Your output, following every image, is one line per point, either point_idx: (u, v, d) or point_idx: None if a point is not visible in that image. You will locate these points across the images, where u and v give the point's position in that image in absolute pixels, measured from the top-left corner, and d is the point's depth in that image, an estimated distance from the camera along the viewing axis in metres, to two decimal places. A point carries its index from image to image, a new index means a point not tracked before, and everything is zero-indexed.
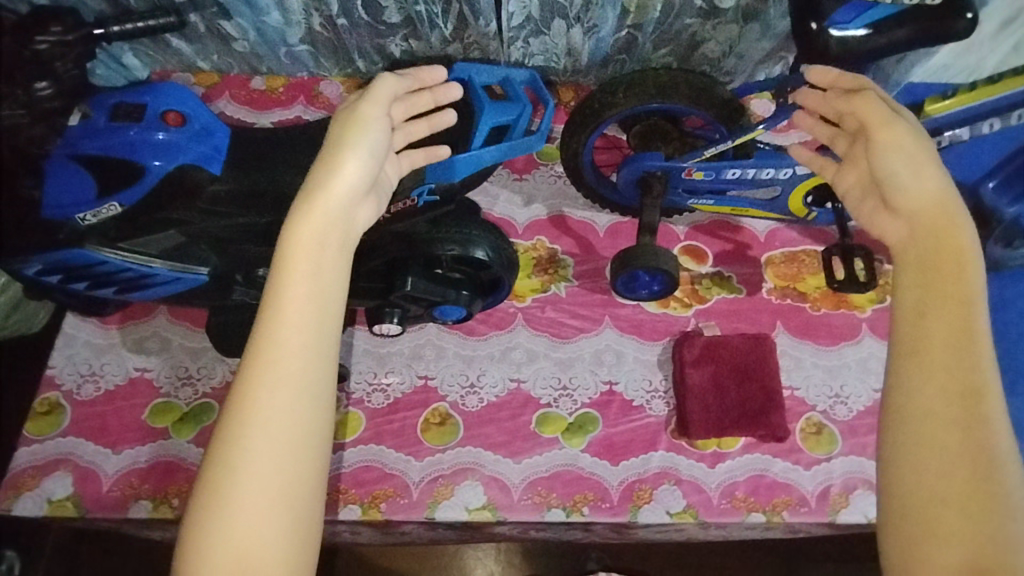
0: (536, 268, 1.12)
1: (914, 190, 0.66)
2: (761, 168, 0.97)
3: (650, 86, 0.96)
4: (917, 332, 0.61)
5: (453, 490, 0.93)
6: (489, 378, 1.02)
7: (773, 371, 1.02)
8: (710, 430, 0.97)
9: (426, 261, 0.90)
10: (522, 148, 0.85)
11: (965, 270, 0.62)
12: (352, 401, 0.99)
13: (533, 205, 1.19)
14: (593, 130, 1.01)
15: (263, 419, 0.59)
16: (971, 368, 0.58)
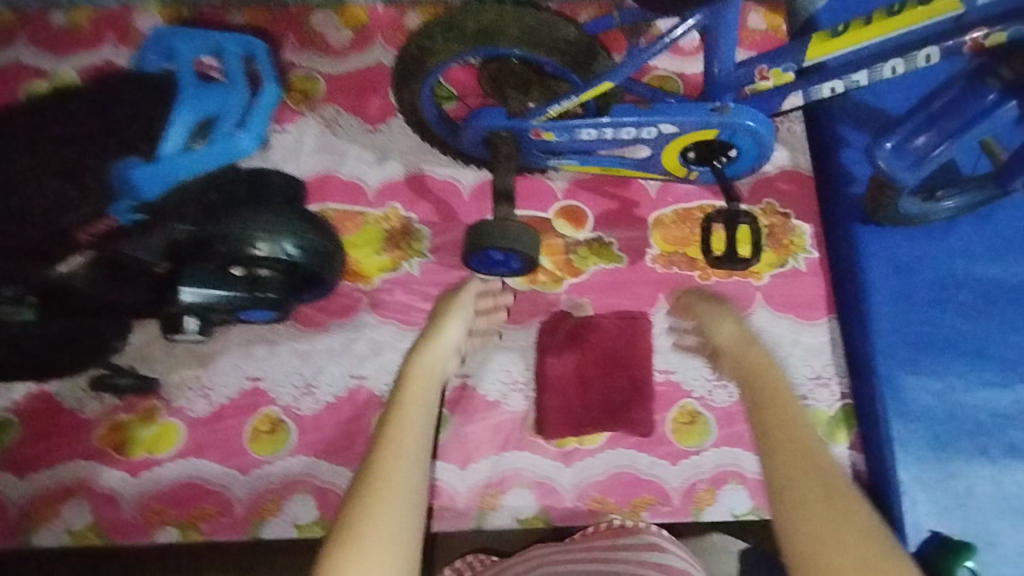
0: (386, 243, 0.97)
1: (723, 335, 0.81)
2: (619, 126, 0.78)
3: (472, 26, 0.76)
4: (763, 432, 0.66)
5: (282, 505, 0.86)
6: (327, 376, 0.91)
7: (645, 362, 0.94)
8: (567, 428, 0.91)
9: (224, 260, 0.76)
10: (228, 153, 0.84)
11: (785, 396, 0.69)
12: (171, 410, 0.88)
13: (387, 163, 1.00)
14: (422, 82, 0.82)
15: (388, 509, 0.64)
16: (813, 465, 0.62)
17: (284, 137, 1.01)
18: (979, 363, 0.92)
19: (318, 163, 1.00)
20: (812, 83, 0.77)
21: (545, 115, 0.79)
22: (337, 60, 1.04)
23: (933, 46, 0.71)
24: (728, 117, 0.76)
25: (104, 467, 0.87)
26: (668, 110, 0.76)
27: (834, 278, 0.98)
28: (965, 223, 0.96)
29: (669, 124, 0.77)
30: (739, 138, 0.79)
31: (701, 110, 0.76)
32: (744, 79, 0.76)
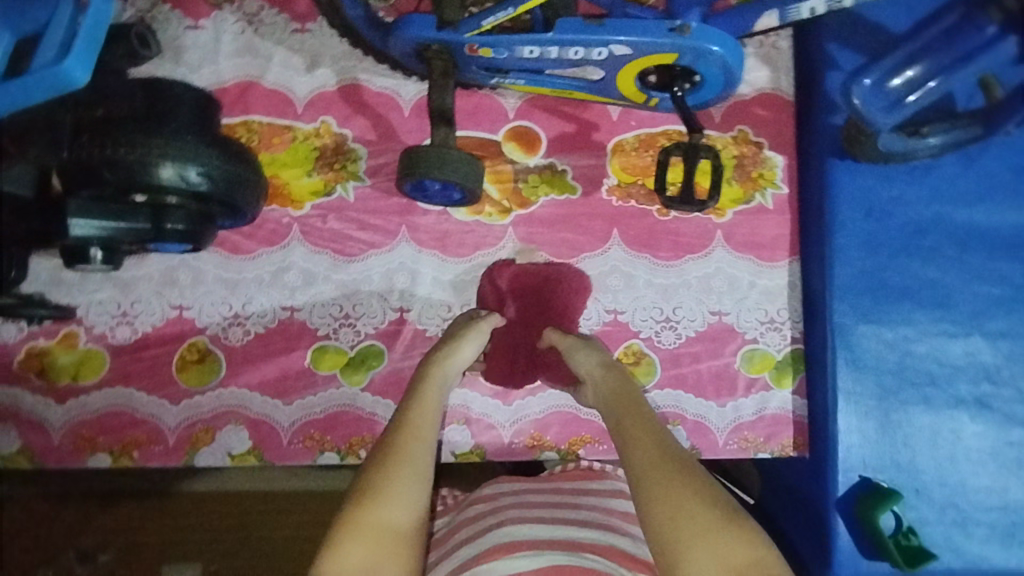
0: (318, 163, 0.89)
1: (581, 369, 0.82)
2: (563, 46, 0.70)
3: None
4: (634, 450, 0.69)
5: (214, 435, 0.85)
6: (256, 307, 0.87)
7: (575, 303, 0.89)
8: (507, 373, 0.89)
9: (119, 187, 0.68)
10: (53, 82, 0.62)
11: (652, 426, 0.72)
12: (92, 337, 0.85)
13: (318, 71, 0.90)
14: None
15: (412, 478, 0.66)
16: (687, 477, 0.64)
17: (199, 34, 0.89)
18: (938, 312, 0.88)
19: (240, 67, 0.89)
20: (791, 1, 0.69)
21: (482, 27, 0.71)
22: None
23: None
24: (687, 39, 0.67)
25: (29, 393, 0.85)
26: (618, 28, 0.68)
27: (799, 218, 0.93)
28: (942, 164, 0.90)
29: (620, 45, 0.69)
30: (703, 66, 0.70)
31: (657, 29, 0.68)
32: None
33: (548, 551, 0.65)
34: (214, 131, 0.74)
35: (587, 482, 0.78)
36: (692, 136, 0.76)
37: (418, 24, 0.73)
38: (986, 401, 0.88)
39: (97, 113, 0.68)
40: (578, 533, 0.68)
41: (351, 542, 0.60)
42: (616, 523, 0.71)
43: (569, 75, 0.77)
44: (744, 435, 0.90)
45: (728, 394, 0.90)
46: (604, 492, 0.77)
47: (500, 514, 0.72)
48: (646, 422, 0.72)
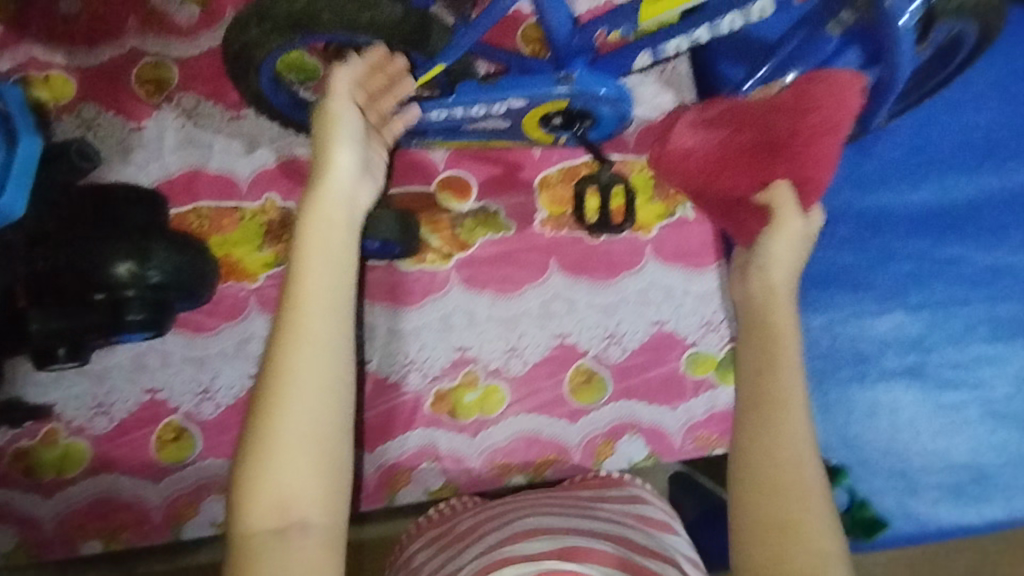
0: (267, 237, 0.95)
1: (774, 275, 0.70)
2: (468, 106, 0.78)
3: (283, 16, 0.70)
4: (771, 428, 0.64)
5: (198, 507, 0.90)
6: (224, 380, 0.92)
7: (818, 174, 0.72)
8: (677, 179, 0.81)
9: (84, 284, 0.75)
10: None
11: (772, 397, 0.65)
12: (72, 430, 0.89)
13: (257, 152, 0.97)
14: (257, 74, 0.80)
15: (288, 388, 0.61)
16: (788, 474, 0.62)
17: (142, 135, 0.96)
18: (860, 292, 0.94)
19: (185, 158, 0.96)
20: (661, 40, 0.74)
21: None
22: (188, 43, 0.98)
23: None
24: (574, 86, 0.75)
25: (18, 492, 0.89)
26: (513, 84, 0.75)
27: (720, 223, 0.99)
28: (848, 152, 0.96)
29: (518, 99, 0.77)
30: (595, 106, 0.78)
31: (546, 81, 0.75)
32: (588, 43, 0.73)
33: (560, 537, 0.68)
34: (164, 226, 0.80)
35: (605, 489, 0.83)
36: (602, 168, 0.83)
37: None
38: (918, 369, 0.94)
39: (50, 226, 0.76)
40: (588, 523, 0.72)
41: (253, 484, 0.59)
42: (636, 524, 0.74)
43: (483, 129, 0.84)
44: (698, 433, 0.95)
45: (678, 397, 0.96)
46: (620, 499, 0.81)
47: (514, 515, 0.75)
48: (785, 407, 0.64)
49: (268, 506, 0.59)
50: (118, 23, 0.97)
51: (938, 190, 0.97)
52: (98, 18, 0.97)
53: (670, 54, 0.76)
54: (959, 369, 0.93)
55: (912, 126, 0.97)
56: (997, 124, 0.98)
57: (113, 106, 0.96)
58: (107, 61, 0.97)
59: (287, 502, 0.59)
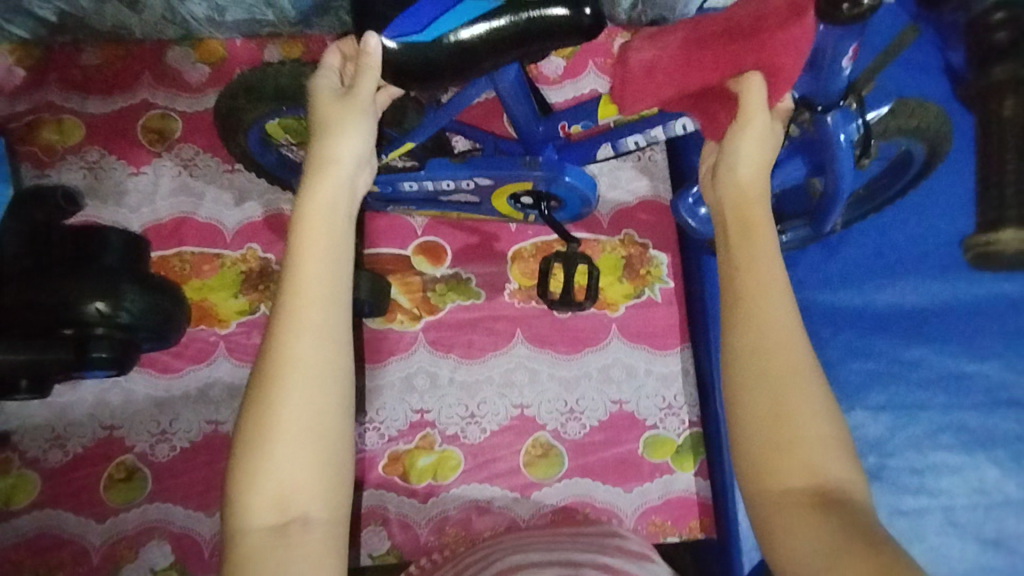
0: (244, 285, 0.98)
1: (742, 174, 0.61)
2: (437, 180, 0.83)
3: (271, 91, 0.78)
4: (750, 343, 0.55)
5: (137, 552, 0.88)
6: (183, 423, 0.93)
7: (791, 62, 0.61)
8: (647, 100, 0.69)
9: (51, 320, 0.76)
10: None
11: (758, 332, 0.55)
12: (26, 461, 0.90)
13: (245, 204, 1.01)
14: (246, 136, 0.86)
15: (300, 380, 0.53)
16: (792, 395, 0.53)
17: (140, 179, 1.01)
18: None
19: (176, 205, 1.01)
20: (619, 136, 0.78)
21: None
22: (194, 99, 1.04)
23: None
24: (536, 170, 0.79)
25: None
26: (479, 165, 0.80)
27: (685, 308, 1.01)
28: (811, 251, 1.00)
29: (483, 177, 0.81)
30: (558, 189, 0.81)
31: (510, 164, 0.80)
32: (551, 132, 0.78)
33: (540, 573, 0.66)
34: (140, 271, 0.83)
35: (584, 527, 0.83)
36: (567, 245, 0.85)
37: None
38: (877, 472, 0.93)
39: (24, 263, 0.77)
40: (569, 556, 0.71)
41: (251, 483, 0.51)
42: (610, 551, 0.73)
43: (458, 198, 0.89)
44: (652, 518, 0.94)
45: (634, 479, 0.95)
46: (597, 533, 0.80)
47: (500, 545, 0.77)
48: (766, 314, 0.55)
49: (269, 499, 0.51)
50: (133, 76, 1.04)
51: (902, 294, 0.99)
52: (115, 70, 1.04)
53: (631, 147, 0.79)
54: (919, 475, 0.93)
55: (876, 232, 1.02)
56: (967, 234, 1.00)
57: (117, 151, 1.02)
58: (117, 110, 1.03)
59: (288, 494, 0.51)
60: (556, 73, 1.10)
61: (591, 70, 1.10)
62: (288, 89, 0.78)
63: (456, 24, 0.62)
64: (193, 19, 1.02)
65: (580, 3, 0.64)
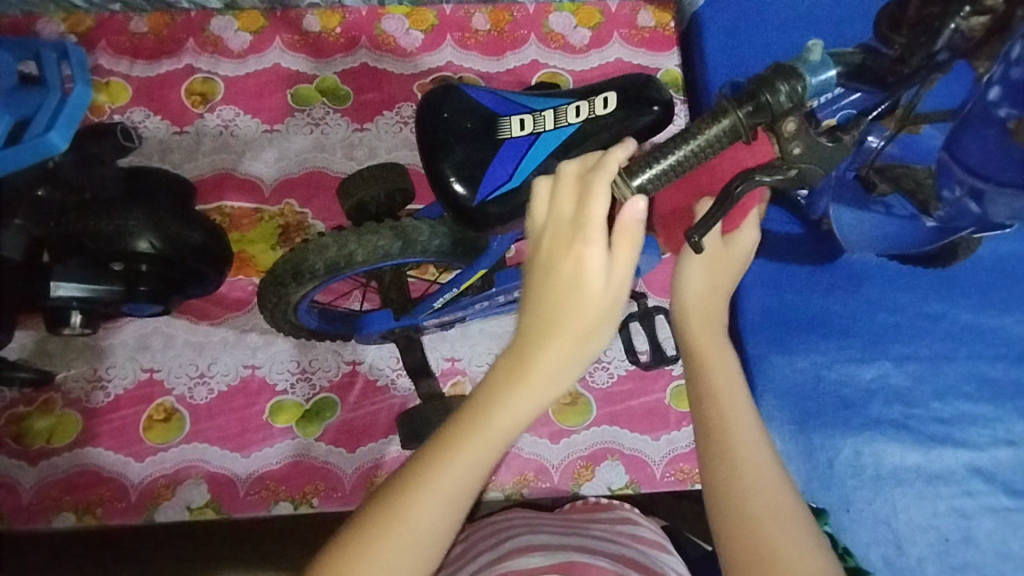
0: (281, 238, 1.02)
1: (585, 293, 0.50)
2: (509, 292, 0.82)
3: (319, 268, 0.73)
4: (718, 475, 0.57)
5: (174, 489, 0.90)
6: (221, 366, 0.95)
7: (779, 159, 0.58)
8: None
9: (109, 254, 0.78)
10: (37, 151, 0.68)
11: (749, 497, 0.56)
12: (68, 402, 0.92)
13: (284, 163, 1.05)
14: (295, 312, 0.83)
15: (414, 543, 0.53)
16: (772, 533, 0.54)
17: (183, 138, 1.05)
18: (846, 341, 0.96)
19: (218, 162, 1.05)
20: None
21: (431, 310, 0.83)
22: (236, 65, 1.09)
23: None
24: None
25: (4, 457, 0.90)
26: None
27: None
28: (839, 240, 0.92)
29: None
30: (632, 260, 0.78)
31: None
32: None
33: (554, 550, 0.68)
34: (189, 209, 0.85)
35: (595, 512, 0.83)
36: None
37: (374, 321, 0.86)
38: (905, 422, 0.93)
39: (83, 196, 0.79)
40: (596, 537, 0.75)
41: None
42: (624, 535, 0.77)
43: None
44: (679, 466, 0.95)
45: (662, 428, 0.96)
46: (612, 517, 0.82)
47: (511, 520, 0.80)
48: (744, 432, 0.59)
49: None
50: (179, 43, 1.09)
51: None
52: (162, 37, 1.09)
53: None
54: (944, 425, 0.93)
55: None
56: None
57: (163, 113, 1.06)
58: (163, 75, 1.08)
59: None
60: (582, 43, 1.14)
61: (616, 39, 1.14)
62: (336, 263, 0.73)
63: (543, 157, 0.65)
64: None
65: (648, 98, 0.65)
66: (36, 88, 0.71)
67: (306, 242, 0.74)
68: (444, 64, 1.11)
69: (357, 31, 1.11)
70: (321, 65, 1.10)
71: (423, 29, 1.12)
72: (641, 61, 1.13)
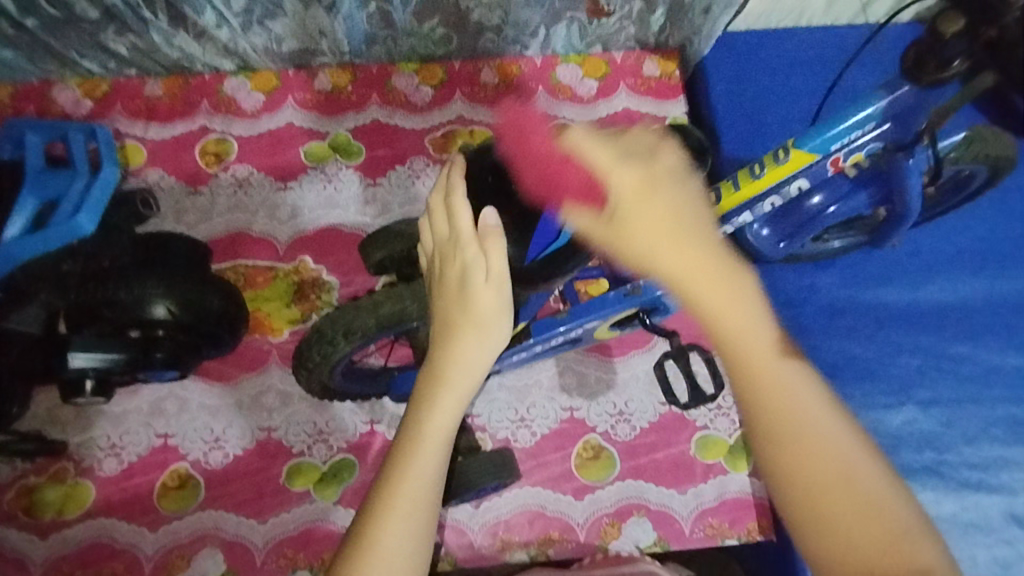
0: (296, 295, 1.01)
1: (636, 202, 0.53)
2: (546, 341, 0.82)
3: (374, 324, 0.73)
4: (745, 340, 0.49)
5: (189, 561, 0.87)
6: (236, 430, 0.93)
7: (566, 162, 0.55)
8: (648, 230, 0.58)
9: (123, 323, 0.77)
10: (67, 233, 0.75)
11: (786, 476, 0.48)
12: (80, 470, 0.90)
13: (298, 220, 1.06)
14: (330, 373, 0.80)
15: (431, 421, 0.58)
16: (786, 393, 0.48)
17: (197, 199, 1.06)
18: (870, 385, 0.95)
19: (232, 221, 1.05)
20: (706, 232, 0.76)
21: None
22: (249, 124, 1.10)
23: (802, 177, 0.72)
24: (642, 296, 0.78)
25: (14, 530, 0.88)
26: (584, 311, 0.80)
27: None
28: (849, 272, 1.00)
29: (592, 322, 0.80)
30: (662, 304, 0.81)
31: (614, 298, 0.79)
32: None
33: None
34: (203, 271, 0.83)
35: (617, 567, 0.81)
36: (672, 343, 0.85)
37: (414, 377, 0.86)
38: (936, 468, 0.91)
39: (99, 262, 0.78)
40: None
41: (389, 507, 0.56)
42: None
43: (557, 348, 0.88)
44: (708, 520, 0.92)
45: (688, 481, 0.94)
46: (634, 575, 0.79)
47: None
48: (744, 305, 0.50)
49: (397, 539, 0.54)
50: (193, 105, 1.11)
51: (945, 291, 0.99)
52: (176, 100, 1.11)
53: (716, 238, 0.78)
54: (976, 470, 0.91)
55: (924, 232, 1.01)
56: (1002, 239, 1.01)
57: (177, 174, 1.07)
58: (177, 136, 1.09)
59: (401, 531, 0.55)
60: (590, 94, 1.16)
61: (623, 88, 1.16)
62: (389, 322, 0.73)
63: None
64: (252, 50, 1.08)
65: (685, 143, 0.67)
66: (62, 171, 0.78)
67: (357, 301, 0.74)
68: (455, 118, 1.13)
69: (368, 88, 1.13)
70: (333, 122, 1.11)
71: (433, 84, 1.14)
72: (648, 109, 1.15)
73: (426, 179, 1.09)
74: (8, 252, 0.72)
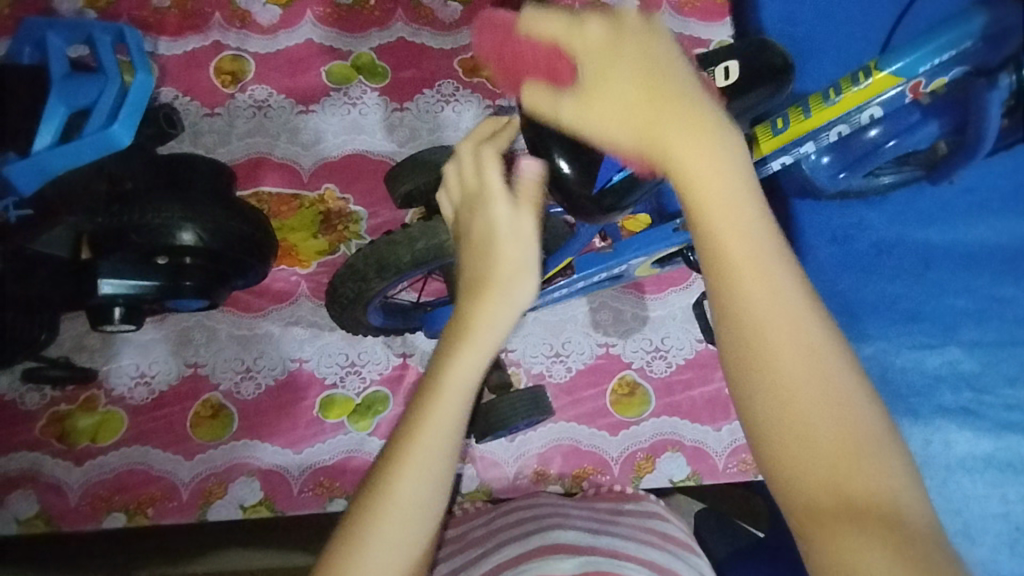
0: (323, 225, 0.97)
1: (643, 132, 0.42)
2: (588, 277, 0.80)
3: (408, 259, 0.69)
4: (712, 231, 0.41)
5: (226, 488, 0.88)
6: (267, 361, 0.92)
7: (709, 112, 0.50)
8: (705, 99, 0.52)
9: (148, 249, 0.73)
10: (101, 145, 0.69)
11: (794, 491, 0.41)
12: (111, 398, 0.89)
13: (322, 146, 1.00)
14: (365, 309, 0.77)
15: (452, 385, 0.51)
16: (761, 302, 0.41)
17: (215, 120, 1.00)
18: (915, 325, 0.93)
19: (252, 145, 1.00)
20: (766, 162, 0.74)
21: None
22: (267, 40, 1.03)
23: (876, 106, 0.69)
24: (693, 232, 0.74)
25: (48, 457, 0.87)
26: (632, 247, 0.76)
27: None
28: (903, 202, 0.98)
29: (637, 258, 0.77)
30: None
31: (664, 233, 0.75)
32: None
33: (585, 554, 0.63)
34: (231, 196, 0.79)
35: (622, 504, 0.81)
36: None
37: (450, 314, 0.83)
38: (974, 409, 0.89)
39: (125, 186, 0.74)
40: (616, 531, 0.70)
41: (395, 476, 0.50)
42: (654, 536, 0.71)
43: (598, 284, 0.86)
44: (741, 457, 0.92)
45: (723, 419, 0.93)
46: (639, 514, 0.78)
47: (535, 511, 0.76)
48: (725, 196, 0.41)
49: (404, 506, 0.50)
50: (206, 18, 1.03)
51: (996, 230, 0.95)
52: (188, 12, 1.03)
53: (774, 168, 0.76)
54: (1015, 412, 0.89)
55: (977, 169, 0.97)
56: None
57: (192, 93, 1.01)
58: (190, 52, 1.02)
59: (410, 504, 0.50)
60: None
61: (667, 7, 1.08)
62: (423, 258, 0.69)
63: None
64: None
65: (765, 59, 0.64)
66: (92, 77, 0.71)
67: (391, 234, 0.70)
68: None
69: (392, 3, 1.06)
70: (355, 41, 1.04)
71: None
72: (693, 31, 1.07)
73: (456, 105, 1.03)
74: (40, 164, 0.68)
